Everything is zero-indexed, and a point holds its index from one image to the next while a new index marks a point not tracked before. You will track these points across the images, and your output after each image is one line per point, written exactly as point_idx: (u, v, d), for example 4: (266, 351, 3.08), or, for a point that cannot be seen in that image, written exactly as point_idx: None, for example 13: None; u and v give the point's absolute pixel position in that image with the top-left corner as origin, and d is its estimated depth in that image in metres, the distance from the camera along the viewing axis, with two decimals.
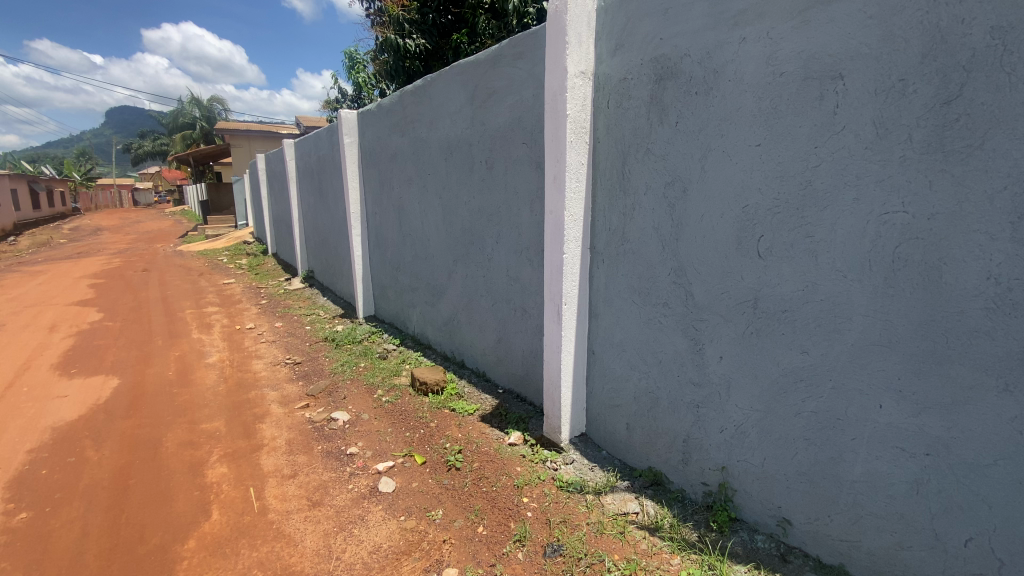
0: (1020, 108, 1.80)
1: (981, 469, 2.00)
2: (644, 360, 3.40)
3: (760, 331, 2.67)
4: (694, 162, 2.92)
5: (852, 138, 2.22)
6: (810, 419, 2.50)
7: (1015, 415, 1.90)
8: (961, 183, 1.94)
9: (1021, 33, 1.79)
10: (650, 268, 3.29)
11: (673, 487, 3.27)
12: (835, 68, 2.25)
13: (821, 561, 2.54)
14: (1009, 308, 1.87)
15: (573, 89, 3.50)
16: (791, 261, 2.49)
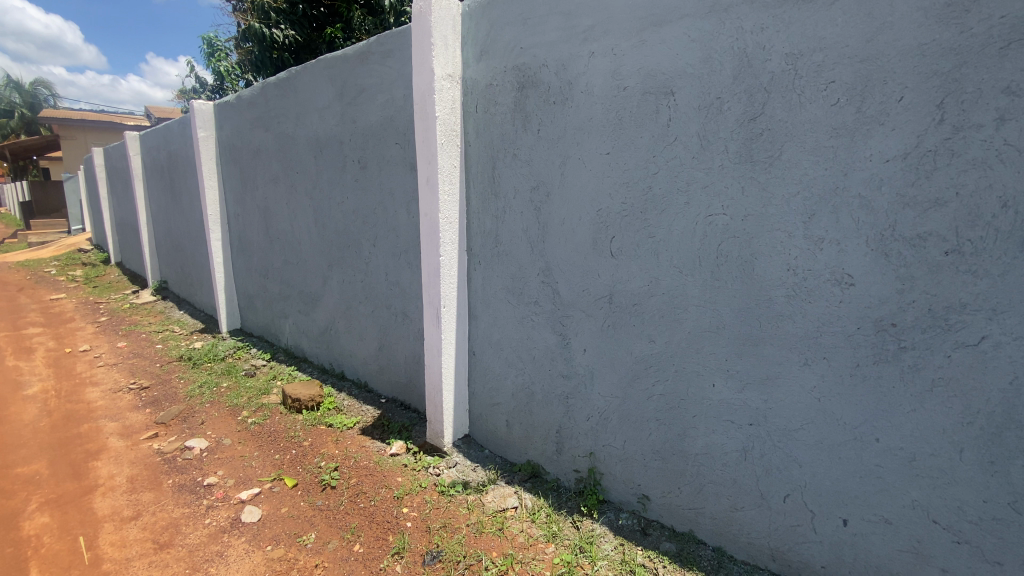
0: (807, 125, 2.12)
1: (791, 433, 2.32)
2: (520, 357, 3.50)
3: (616, 324, 2.90)
4: (556, 168, 3.10)
5: (682, 148, 2.50)
6: (659, 401, 2.77)
7: (813, 385, 2.23)
8: (766, 189, 2.26)
9: (807, 60, 2.10)
10: (521, 269, 3.40)
11: (550, 477, 3.43)
12: (667, 85, 2.52)
13: (674, 530, 2.82)
14: (805, 294, 2.20)
15: (441, 91, 3.48)
16: (637, 259, 2.75)
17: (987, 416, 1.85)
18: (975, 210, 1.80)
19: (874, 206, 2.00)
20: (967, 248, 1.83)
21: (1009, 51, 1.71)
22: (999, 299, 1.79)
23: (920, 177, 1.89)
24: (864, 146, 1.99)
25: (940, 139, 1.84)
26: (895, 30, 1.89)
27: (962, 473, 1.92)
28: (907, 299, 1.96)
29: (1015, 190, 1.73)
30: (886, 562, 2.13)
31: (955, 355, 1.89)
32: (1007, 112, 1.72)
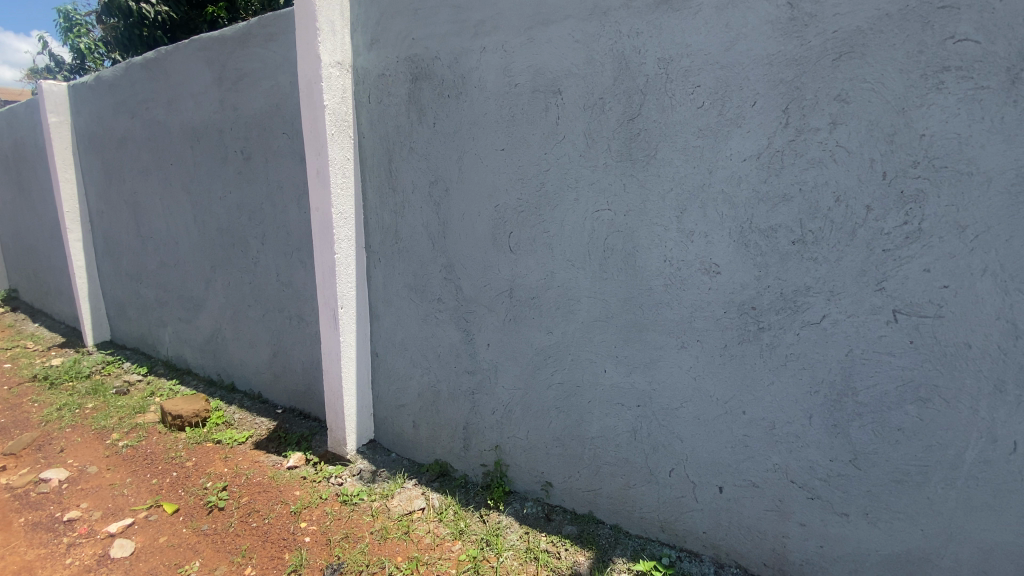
0: (679, 125, 2.28)
1: (674, 412, 2.50)
2: (422, 355, 3.44)
3: (516, 317, 2.94)
4: (452, 163, 3.08)
5: (570, 145, 2.60)
6: (558, 390, 2.86)
7: (690, 365, 2.41)
8: (645, 186, 2.40)
9: (676, 65, 2.25)
10: (421, 265, 3.33)
11: (457, 474, 3.42)
12: (555, 84, 2.61)
13: (575, 513, 2.94)
14: (680, 283, 2.37)
15: (329, 79, 3.29)
16: (534, 254, 2.80)
17: (829, 385, 2.11)
18: (815, 204, 2.03)
19: (734, 201, 2.19)
20: (809, 238, 2.05)
21: (839, 63, 1.91)
22: (835, 282, 2.03)
23: (771, 175, 2.10)
24: (726, 146, 2.18)
25: (786, 140, 2.05)
26: (749, 40, 2.08)
27: (812, 436, 2.17)
28: (764, 285, 2.18)
29: (846, 186, 1.96)
30: (755, 522, 2.37)
31: (803, 333, 2.13)
32: (838, 117, 1.94)
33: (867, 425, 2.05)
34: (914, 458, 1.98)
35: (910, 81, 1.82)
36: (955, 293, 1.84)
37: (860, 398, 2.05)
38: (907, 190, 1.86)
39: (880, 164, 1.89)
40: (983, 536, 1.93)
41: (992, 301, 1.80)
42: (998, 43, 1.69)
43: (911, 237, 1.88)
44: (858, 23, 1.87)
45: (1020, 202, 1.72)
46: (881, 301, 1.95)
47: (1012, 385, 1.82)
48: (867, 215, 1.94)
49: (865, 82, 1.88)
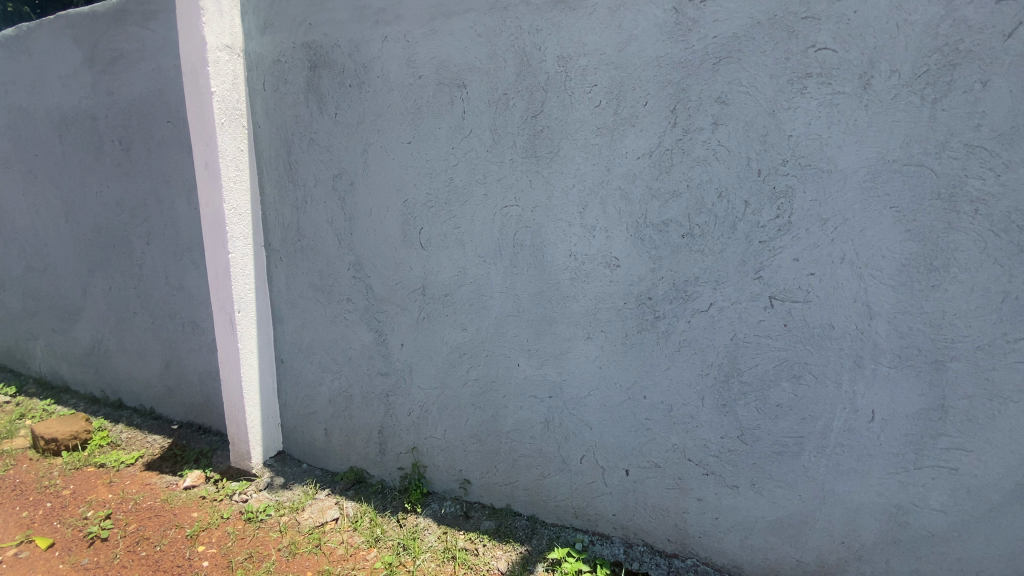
0: (578, 123, 2.33)
1: (583, 401, 2.57)
2: (332, 359, 3.29)
3: (429, 315, 2.89)
4: (357, 156, 2.95)
5: (476, 140, 2.58)
6: (474, 386, 2.84)
7: (596, 355, 2.49)
8: (549, 182, 2.44)
9: (574, 64, 2.30)
10: (327, 264, 3.18)
11: (374, 480, 3.31)
12: (459, 77, 2.58)
13: (494, 507, 2.95)
14: (584, 276, 2.44)
15: (217, 63, 3.02)
16: (445, 250, 2.76)
17: (717, 368, 2.26)
18: (701, 199, 2.16)
19: (631, 197, 2.28)
20: (697, 231, 2.19)
21: (719, 67, 2.04)
22: (720, 272, 2.17)
23: (662, 171, 2.20)
24: (621, 144, 2.26)
25: (675, 139, 2.16)
26: (640, 42, 2.16)
27: (705, 416, 2.32)
28: (658, 276, 2.29)
29: (727, 182, 2.10)
30: (659, 500, 2.50)
31: (694, 320, 2.26)
32: (719, 117, 2.07)
33: (751, 403, 2.22)
34: (792, 431, 2.17)
35: (779, 85, 1.96)
36: (820, 279, 2.01)
37: (745, 378, 2.22)
38: (778, 186, 2.02)
39: (755, 162, 2.04)
40: (851, 498, 2.12)
41: (850, 285, 1.98)
42: (852, 51, 1.84)
43: (782, 229, 2.04)
44: (734, 30, 1.99)
45: (871, 195, 1.90)
46: (760, 288, 2.12)
47: (868, 360, 2.00)
48: (746, 209, 2.09)
49: (741, 85, 2.02)
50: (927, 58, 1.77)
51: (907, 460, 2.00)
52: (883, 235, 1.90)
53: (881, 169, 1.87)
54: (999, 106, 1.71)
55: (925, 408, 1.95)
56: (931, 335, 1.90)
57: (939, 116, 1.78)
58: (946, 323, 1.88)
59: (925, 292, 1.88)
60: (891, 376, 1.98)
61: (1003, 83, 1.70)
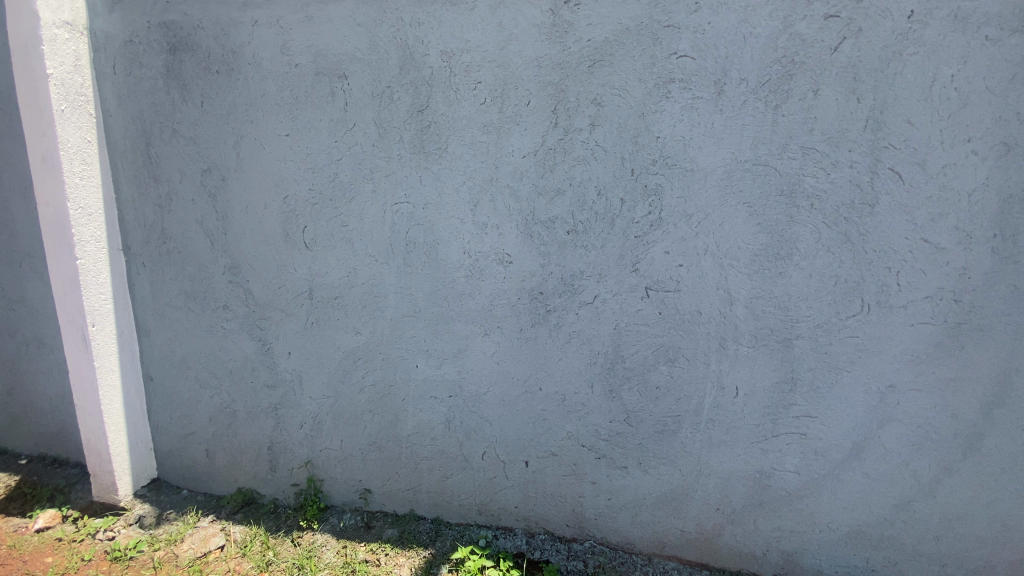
0: (464, 120, 2.31)
1: (482, 398, 2.57)
2: (210, 373, 3.00)
3: (318, 320, 2.73)
4: (229, 150, 2.71)
5: (360, 134, 2.47)
6: (370, 392, 2.74)
7: (492, 351, 2.50)
8: (438, 178, 2.40)
9: (458, 60, 2.27)
10: (199, 269, 2.89)
11: (266, 500, 3.08)
12: (339, 68, 2.45)
13: (396, 515, 2.88)
14: (478, 274, 2.44)
15: (53, 42, 2.60)
16: (332, 250, 2.62)
17: (604, 356, 2.37)
18: (582, 197, 2.24)
19: (519, 194, 2.31)
20: (580, 228, 2.27)
21: (594, 70, 2.12)
22: (603, 266, 2.27)
23: (546, 170, 2.26)
24: (507, 142, 2.28)
25: (557, 138, 2.22)
26: (521, 41, 2.18)
27: (595, 403, 2.42)
28: (548, 271, 2.35)
29: (604, 180, 2.20)
30: (557, 488, 2.58)
31: (582, 312, 2.35)
32: (596, 118, 2.16)
33: (635, 387, 2.36)
34: (671, 411, 2.34)
35: (647, 89, 2.08)
36: (688, 270, 2.18)
37: (629, 365, 2.35)
38: (650, 184, 2.15)
39: (630, 162, 2.16)
40: (723, 468, 2.32)
41: (713, 274, 2.16)
42: (708, 60, 1.99)
43: (655, 225, 2.18)
44: (606, 35, 2.08)
45: (728, 192, 2.08)
46: (637, 280, 2.25)
47: (731, 342, 2.20)
48: (623, 206, 2.20)
49: (615, 88, 2.11)
50: (769, 68, 1.95)
51: (766, 429, 2.23)
52: (738, 228, 2.10)
53: (735, 169, 2.05)
54: (826, 112, 1.93)
55: (779, 381, 2.18)
56: (780, 316, 2.13)
57: (780, 121, 1.97)
58: (792, 305, 2.10)
59: (774, 278, 2.10)
60: (750, 355, 2.19)
61: (829, 92, 1.91)
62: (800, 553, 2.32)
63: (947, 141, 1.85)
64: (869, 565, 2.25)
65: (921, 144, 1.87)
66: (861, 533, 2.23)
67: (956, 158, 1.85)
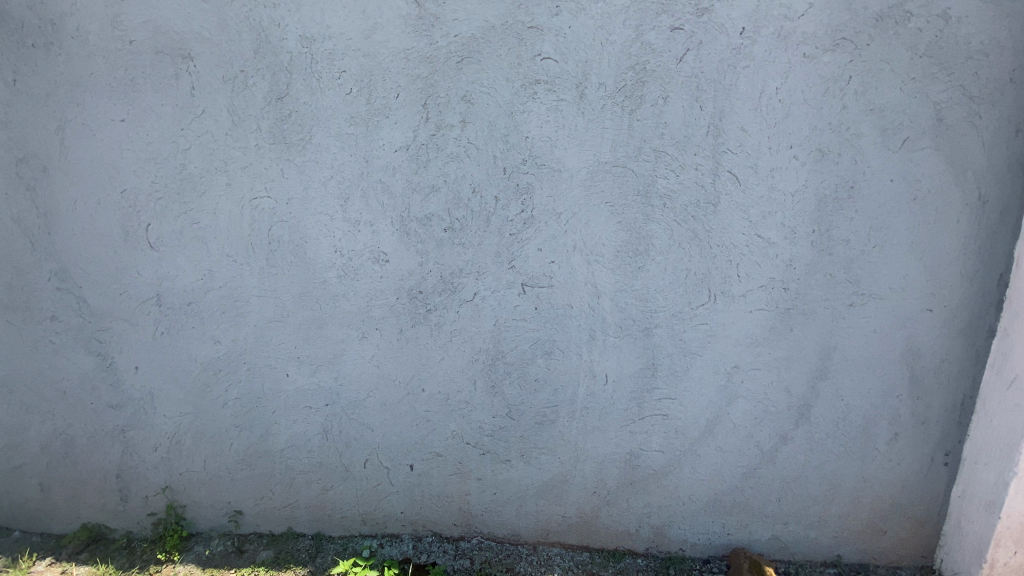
0: (329, 111, 2.19)
1: (360, 404, 2.47)
2: (37, 396, 2.57)
3: (170, 329, 2.45)
4: (50, 137, 2.31)
5: (212, 123, 2.24)
6: (236, 406, 2.52)
7: (371, 354, 2.41)
8: (303, 172, 2.25)
9: (320, 47, 2.14)
10: (17, 275, 2.45)
11: (117, 535, 2.73)
12: (183, 48, 2.20)
13: (273, 535, 2.68)
14: (352, 274, 2.32)
15: None
16: (183, 250, 2.36)
17: (485, 354, 2.37)
18: (456, 194, 2.22)
19: (392, 190, 2.23)
20: (456, 225, 2.24)
21: (462, 66, 2.10)
22: (479, 263, 2.27)
23: (419, 166, 2.20)
24: (376, 135, 2.19)
25: (429, 134, 2.17)
26: (386, 31, 2.10)
27: (478, 400, 2.43)
28: (426, 270, 2.30)
29: (478, 178, 2.19)
30: (443, 489, 2.56)
31: (461, 310, 2.33)
32: (466, 115, 2.14)
33: (515, 382, 2.40)
34: (549, 402, 2.41)
35: (514, 89, 2.10)
36: (560, 266, 2.25)
37: (509, 360, 2.38)
38: (521, 183, 2.18)
39: (501, 160, 2.17)
40: (598, 453, 2.45)
41: (582, 270, 2.25)
42: (569, 63, 2.06)
43: (527, 222, 2.22)
44: (472, 31, 2.07)
45: (593, 191, 2.17)
46: (514, 276, 2.28)
47: (600, 333, 2.31)
48: (496, 204, 2.21)
49: (483, 85, 2.11)
50: (624, 74, 2.06)
51: (634, 413, 2.38)
52: (603, 225, 2.20)
53: (598, 169, 2.15)
54: (675, 118, 2.08)
55: (645, 368, 2.33)
56: (642, 307, 2.27)
57: (636, 125, 2.10)
58: (652, 296, 2.25)
59: (636, 272, 2.24)
60: (617, 344, 2.32)
61: (677, 99, 2.06)
62: (668, 525, 2.51)
63: (774, 148, 2.08)
64: (725, 529, 2.49)
65: (754, 150, 2.08)
66: (718, 501, 2.45)
67: (782, 163, 2.09)
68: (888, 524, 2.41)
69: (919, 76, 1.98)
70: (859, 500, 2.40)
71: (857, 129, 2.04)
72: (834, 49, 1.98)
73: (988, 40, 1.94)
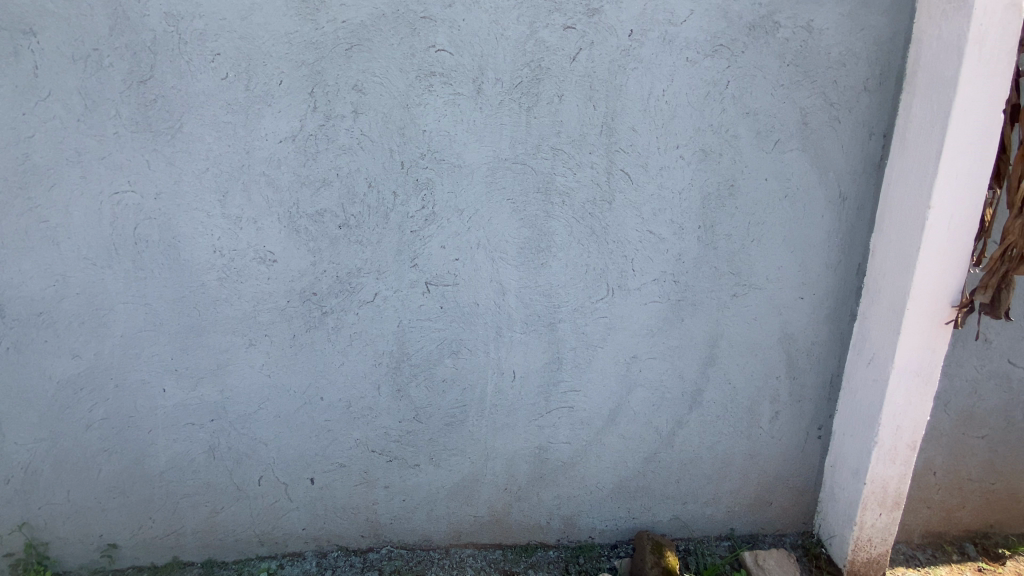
0: (203, 97, 1.99)
1: (252, 416, 2.29)
2: None
3: (17, 345, 2.12)
4: None
5: (60, 107, 1.96)
6: (103, 427, 2.24)
7: (262, 363, 2.23)
8: (174, 164, 2.03)
9: (189, 26, 1.94)
10: None
11: None
12: (20, 19, 1.89)
13: (156, 566, 2.43)
14: (236, 276, 2.14)
15: None
16: (29, 253, 2.05)
17: (388, 357, 2.28)
18: (351, 189, 2.11)
19: (278, 184, 2.08)
20: (352, 222, 2.13)
21: (351, 54, 1.99)
22: (378, 262, 2.18)
23: (308, 158, 2.07)
24: (258, 125, 2.02)
25: (318, 126, 2.04)
26: (265, 13, 1.94)
27: (382, 405, 2.33)
28: (320, 270, 2.17)
29: (374, 172, 2.10)
30: (348, 500, 2.43)
31: (360, 312, 2.22)
32: (358, 106, 2.04)
33: (421, 384, 2.33)
34: (456, 402, 2.37)
35: (408, 80, 2.03)
36: (463, 263, 2.21)
37: (413, 362, 2.30)
38: (420, 178, 2.12)
39: (398, 154, 2.09)
40: (507, 450, 2.44)
41: (486, 267, 2.23)
42: (464, 56, 2.02)
43: (428, 219, 2.16)
44: (361, 18, 1.97)
45: (493, 188, 2.15)
46: (416, 275, 2.20)
47: (506, 330, 2.31)
48: (395, 200, 2.13)
49: (375, 76, 2.02)
50: (520, 71, 2.05)
51: (541, 408, 2.40)
52: (505, 222, 2.19)
53: (497, 166, 2.13)
54: (570, 116, 2.11)
55: (550, 362, 2.36)
56: (546, 303, 2.29)
57: (533, 122, 2.10)
58: (555, 292, 2.28)
59: (539, 268, 2.25)
60: (523, 340, 2.33)
61: (572, 98, 2.09)
62: (577, 515, 2.56)
63: (662, 148, 2.17)
64: (631, 514, 2.59)
65: (645, 149, 2.17)
66: (623, 487, 2.55)
67: (670, 162, 2.19)
68: (774, 495, 2.62)
69: (788, 83, 2.16)
70: (748, 475, 2.59)
71: (735, 131, 2.18)
72: (713, 55, 2.10)
73: (845, 52, 2.15)
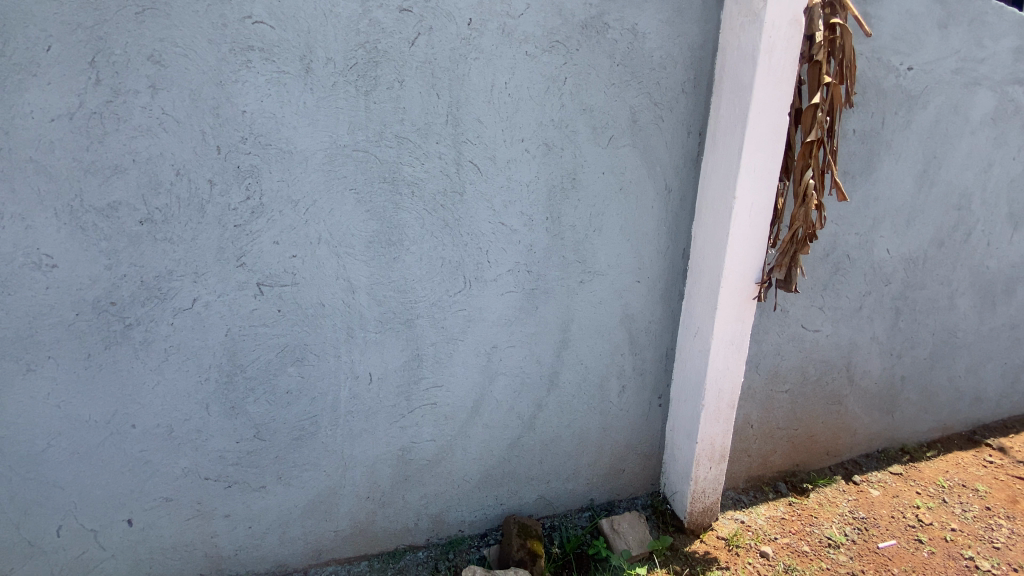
0: None
1: (38, 457, 1.88)
2: None
3: None
4: None
5: None
6: None
7: (47, 391, 1.84)
8: None
9: None
10: None
11: None
12: None
13: None
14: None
15: None
16: None
17: (217, 370, 2.02)
18: (155, 178, 1.81)
19: (52, 173, 1.71)
20: (157, 216, 1.83)
21: (144, 19, 1.70)
22: (196, 263, 1.90)
23: (94, 141, 1.73)
24: (19, 100, 1.64)
25: (104, 101, 1.71)
26: None
27: (213, 425, 2.06)
28: (119, 275, 1.83)
29: (184, 159, 1.82)
30: (178, 537, 2.12)
31: (176, 322, 1.93)
32: (157, 81, 1.74)
33: (261, 397, 2.10)
34: (305, 413, 2.18)
35: (221, 54, 1.79)
36: (303, 261, 2.03)
37: (248, 374, 2.06)
38: (242, 165, 1.89)
39: (213, 138, 1.84)
40: (366, 456, 2.32)
41: (330, 264, 2.07)
42: (288, 32, 1.83)
43: (255, 212, 1.94)
44: None
45: (332, 178, 2.00)
46: (245, 276, 1.97)
47: (357, 330, 2.17)
48: (213, 190, 1.87)
49: (178, 47, 1.74)
50: (353, 52, 1.92)
51: (402, 408, 2.32)
52: (349, 214, 2.05)
53: (335, 153, 1.98)
54: (413, 104, 2.03)
55: (407, 360, 2.28)
56: (401, 299, 2.20)
57: (372, 107, 1.99)
58: (409, 287, 2.20)
59: (389, 263, 2.15)
60: (377, 340, 2.21)
61: (412, 84, 2.02)
62: (445, 511, 2.53)
63: (507, 140, 2.20)
64: (498, 501, 2.62)
65: (490, 140, 2.17)
66: (490, 476, 2.57)
67: (515, 154, 2.22)
68: (626, 463, 2.85)
69: (617, 82, 2.31)
70: (603, 449, 2.77)
71: (573, 125, 2.28)
72: (551, 50, 2.17)
73: (665, 56, 2.36)
